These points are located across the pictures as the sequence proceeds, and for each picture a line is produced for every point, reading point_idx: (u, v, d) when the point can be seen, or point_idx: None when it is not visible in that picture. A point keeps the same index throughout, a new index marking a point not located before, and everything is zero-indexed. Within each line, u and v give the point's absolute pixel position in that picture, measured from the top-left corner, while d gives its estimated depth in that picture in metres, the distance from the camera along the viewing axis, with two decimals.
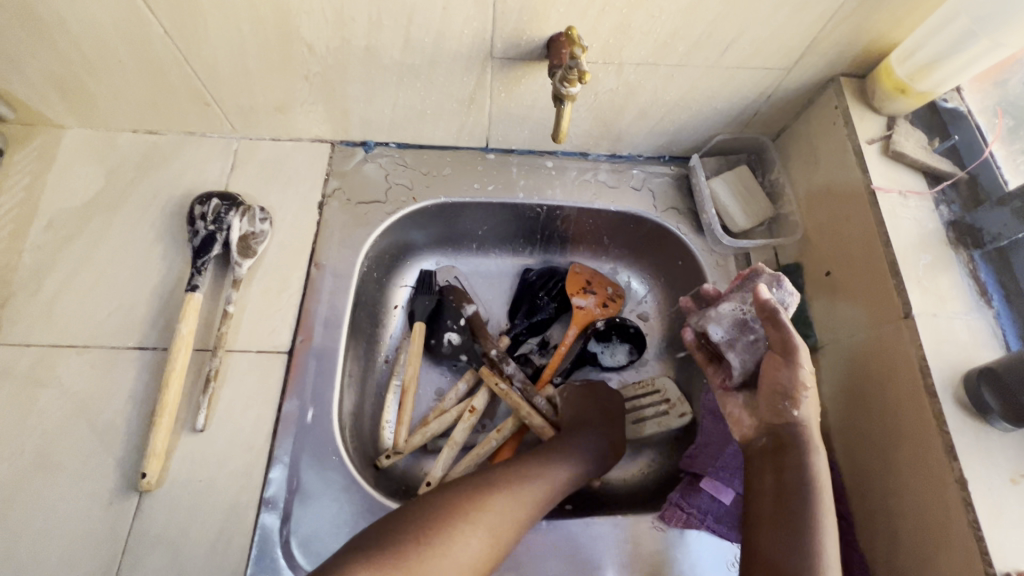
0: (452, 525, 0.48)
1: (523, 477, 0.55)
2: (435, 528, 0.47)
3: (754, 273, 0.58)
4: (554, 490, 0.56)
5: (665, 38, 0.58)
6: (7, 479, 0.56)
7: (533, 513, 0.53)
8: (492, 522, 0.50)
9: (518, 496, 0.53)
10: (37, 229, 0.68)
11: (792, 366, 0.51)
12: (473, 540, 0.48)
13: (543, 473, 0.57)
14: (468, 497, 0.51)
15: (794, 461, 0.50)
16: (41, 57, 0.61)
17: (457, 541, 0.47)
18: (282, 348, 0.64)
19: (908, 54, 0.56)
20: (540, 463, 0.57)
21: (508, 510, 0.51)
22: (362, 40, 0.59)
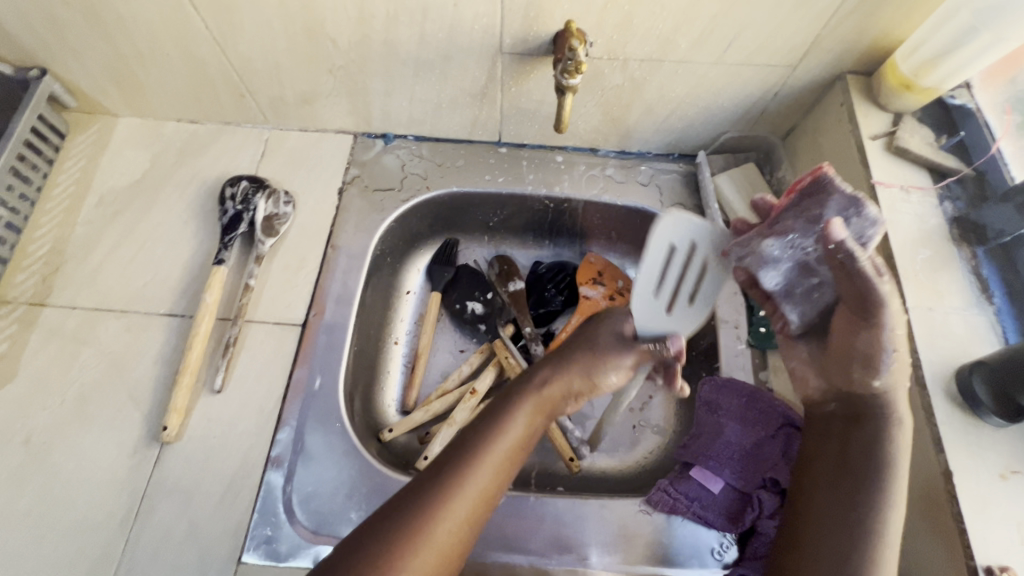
0: (398, 546, 0.40)
1: (477, 454, 0.44)
2: (380, 553, 0.40)
3: (819, 185, 0.48)
4: (527, 441, 0.47)
5: (667, 34, 0.60)
6: (48, 424, 0.62)
7: (501, 480, 0.45)
8: (448, 523, 0.42)
9: (476, 478, 0.43)
10: (89, 205, 0.75)
11: (870, 327, 0.47)
12: (431, 549, 0.41)
13: (503, 433, 0.46)
14: (414, 506, 0.42)
15: (871, 435, 0.47)
16: (101, 50, 0.68)
17: (412, 559, 0.40)
18: (296, 320, 0.68)
19: (913, 50, 0.56)
20: (498, 420, 0.46)
21: (464, 504, 0.42)
22: (382, 35, 0.63)
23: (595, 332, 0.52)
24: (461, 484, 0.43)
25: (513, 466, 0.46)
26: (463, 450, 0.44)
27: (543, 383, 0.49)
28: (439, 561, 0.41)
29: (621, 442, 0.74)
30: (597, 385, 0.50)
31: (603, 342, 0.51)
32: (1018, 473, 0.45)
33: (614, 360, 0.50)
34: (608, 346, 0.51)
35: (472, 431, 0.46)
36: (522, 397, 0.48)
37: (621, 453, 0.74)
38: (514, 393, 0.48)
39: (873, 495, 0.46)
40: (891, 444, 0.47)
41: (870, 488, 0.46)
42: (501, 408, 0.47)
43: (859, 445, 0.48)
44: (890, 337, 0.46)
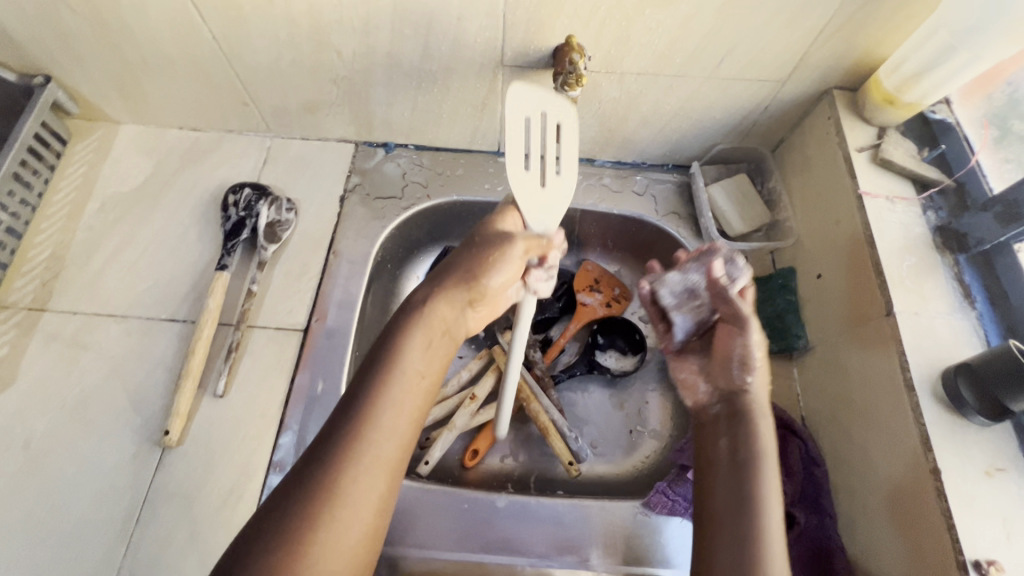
0: (319, 494, 0.41)
1: (375, 392, 0.46)
2: (304, 507, 0.41)
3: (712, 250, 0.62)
4: (423, 370, 0.49)
5: (663, 49, 0.63)
6: (48, 429, 0.62)
7: (409, 409, 0.46)
8: (367, 461, 0.43)
9: (378, 414, 0.45)
10: (91, 211, 0.76)
11: (744, 332, 0.54)
12: (355, 487, 0.42)
13: (394, 369, 0.47)
14: (323, 458, 0.42)
15: (745, 428, 0.50)
16: (106, 59, 0.69)
17: (336, 501, 0.41)
18: (299, 326, 0.69)
19: (895, 68, 0.59)
20: (386, 359, 0.48)
21: (375, 440, 0.44)
22: (386, 46, 0.65)
23: (478, 243, 0.56)
24: (365, 425, 0.44)
25: (419, 394, 0.48)
26: (358, 397, 0.45)
27: (423, 314, 0.51)
28: (371, 496, 0.43)
29: (617, 447, 0.76)
30: (481, 290, 0.55)
31: (477, 255, 0.55)
32: (1002, 470, 0.47)
33: (496, 261, 0.55)
34: (483, 262, 0.55)
35: (362, 379, 0.47)
36: (405, 333, 0.49)
37: (617, 458, 0.76)
38: (396, 332, 0.49)
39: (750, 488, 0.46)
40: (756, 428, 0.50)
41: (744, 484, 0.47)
42: (386, 350, 0.48)
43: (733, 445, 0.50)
44: (756, 341, 0.53)
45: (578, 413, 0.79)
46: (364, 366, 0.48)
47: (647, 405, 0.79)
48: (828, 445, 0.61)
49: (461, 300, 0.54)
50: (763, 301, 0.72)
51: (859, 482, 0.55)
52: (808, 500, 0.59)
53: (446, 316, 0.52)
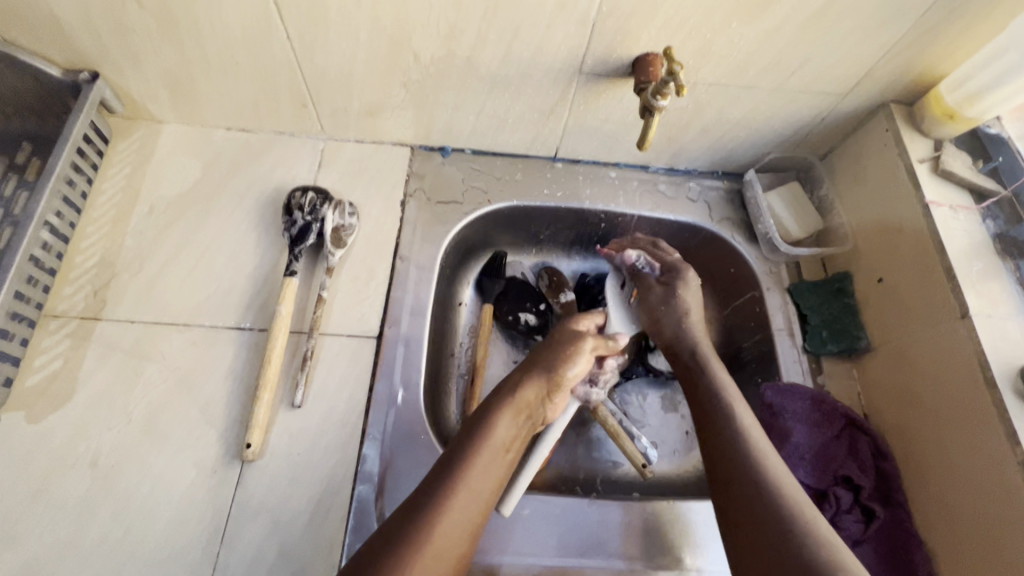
0: (419, 533, 0.45)
1: (471, 453, 0.52)
2: (410, 540, 0.44)
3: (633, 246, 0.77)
4: (507, 446, 0.55)
5: (740, 62, 0.64)
6: (116, 445, 0.59)
7: (497, 474, 0.53)
8: (457, 511, 0.48)
9: (473, 472, 0.50)
10: (139, 214, 0.72)
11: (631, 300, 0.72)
12: (445, 532, 0.46)
13: (488, 437, 0.54)
14: (429, 500, 0.47)
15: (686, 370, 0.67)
16: (164, 56, 0.66)
17: (431, 540, 0.45)
18: (372, 333, 0.68)
19: (958, 84, 0.64)
20: (481, 430, 0.54)
21: (468, 492, 0.49)
22: (466, 51, 0.64)
23: (557, 339, 0.65)
24: (463, 479, 0.50)
25: (504, 464, 0.54)
26: (457, 455, 0.52)
27: (515, 397, 0.58)
28: (453, 543, 0.46)
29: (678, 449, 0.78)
30: (562, 382, 0.62)
31: (563, 353, 0.64)
32: None
33: (575, 355, 0.64)
34: (566, 357, 0.63)
35: (459, 443, 0.53)
36: (498, 413, 0.56)
37: (679, 459, 0.77)
38: (491, 410, 0.57)
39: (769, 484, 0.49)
40: (750, 440, 0.54)
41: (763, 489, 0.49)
42: (483, 423, 0.55)
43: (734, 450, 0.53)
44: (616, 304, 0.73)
45: (635, 415, 0.80)
46: (460, 436, 0.55)
47: None
48: (897, 442, 0.64)
49: (545, 389, 0.61)
50: (820, 302, 0.74)
51: (935, 477, 0.58)
52: (883, 494, 0.62)
53: (531, 402, 0.59)
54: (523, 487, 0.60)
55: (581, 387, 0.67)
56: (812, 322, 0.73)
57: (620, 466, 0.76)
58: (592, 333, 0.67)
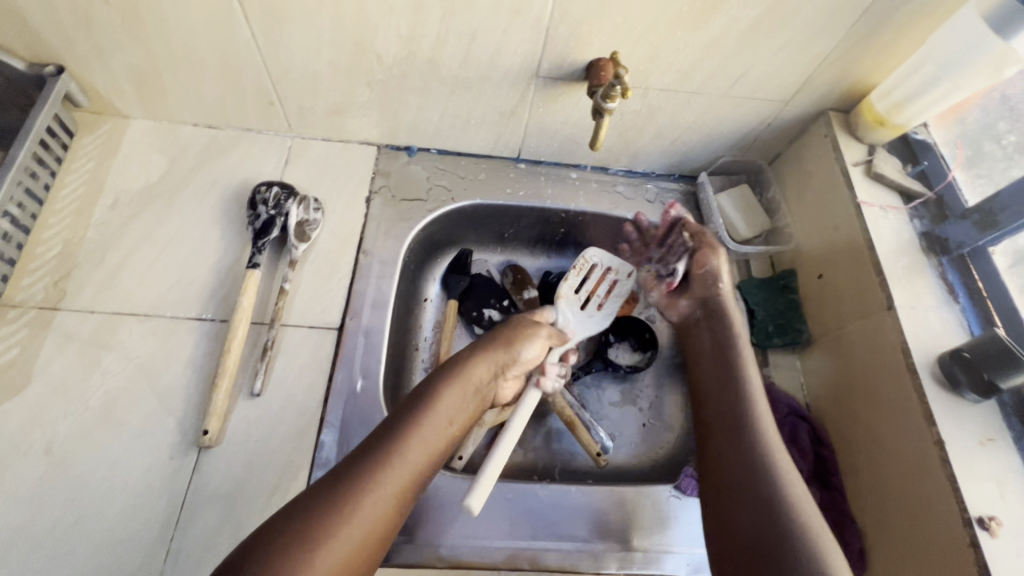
0: (350, 495, 0.48)
1: (411, 421, 0.55)
2: (335, 506, 0.47)
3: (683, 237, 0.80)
4: (452, 417, 0.58)
5: (686, 68, 0.68)
6: (71, 432, 0.59)
7: (437, 443, 0.55)
8: (389, 476, 0.50)
9: (415, 441, 0.53)
10: (103, 207, 0.73)
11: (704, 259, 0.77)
12: (376, 497, 0.49)
13: (432, 410, 0.56)
14: (364, 466, 0.50)
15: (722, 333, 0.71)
16: (130, 52, 0.67)
17: (360, 503, 0.48)
18: (332, 324, 0.69)
19: (886, 93, 0.69)
20: (427, 402, 0.57)
21: (408, 458, 0.52)
22: (427, 53, 0.67)
23: (511, 323, 0.70)
24: (404, 447, 0.52)
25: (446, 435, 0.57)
26: (399, 425, 0.54)
27: (462, 373, 0.61)
28: (383, 510, 0.49)
29: (633, 440, 0.80)
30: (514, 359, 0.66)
31: (513, 336, 0.67)
32: (992, 439, 0.55)
33: (528, 337, 0.68)
34: (514, 341, 0.67)
35: (401, 412, 0.56)
36: (444, 386, 0.59)
37: (634, 449, 0.80)
38: (437, 383, 0.59)
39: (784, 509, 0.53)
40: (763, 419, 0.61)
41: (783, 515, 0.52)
42: (428, 396, 0.57)
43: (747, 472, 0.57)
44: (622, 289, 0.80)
45: (593, 406, 0.82)
46: (404, 403, 0.57)
47: (657, 399, 0.84)
48: (833, 427, 0.67)
49: (495, 368, 0.64)
50: (766, 297, 0.78)
51: (864, 457, 0.62)
52: (821, 478, 0.65)
53: (480, 378, 0.62)
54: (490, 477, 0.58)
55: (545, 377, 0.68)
56: (759, 316, 0.76)
57: (578, 456, 0.78)
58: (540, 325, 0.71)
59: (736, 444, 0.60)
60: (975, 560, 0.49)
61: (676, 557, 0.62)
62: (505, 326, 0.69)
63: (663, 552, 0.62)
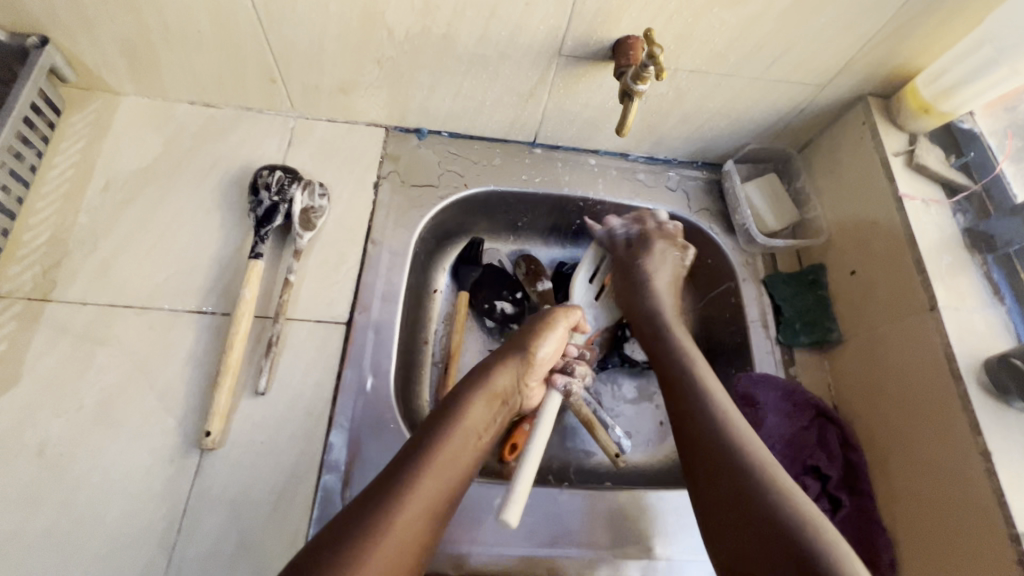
0: (386, 515, 0.45)
1: (443, 434, 0.52)
2: (372, 526, 0.44)
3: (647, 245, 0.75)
4: (481, 430, 0.55)
5: (721, 48, 0.63)
6: (65, 432, 0.56)
7: (466, 459, 0.53)
8: (420, 495, 0.48)
9: (447, 454, 0.51)
10: (95, 190, 0.68)
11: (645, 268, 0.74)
12: (412, 515, 0.46)
13: (461, 423, 0.54)
14: (395, 486, 0.47)
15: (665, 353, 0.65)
16: (119, 22, 0.62)
17: (396, 522, 0.45)
18: (341, 319, 0.65)
19: (935, 77, 0.64)
20: (457, 415, 0.54)
21: (440, 470, 0.50)
22: (443, 28, 0.62)
23: (537, 322, 0.66)
24: (436, 461, 0.50)
25: (475, 447, 0.54)
26: (430, 439, 0.51)
27: (490, 382, 0.58)
28: (418, 528, 0.47)
29: (649, 440, 0.77)
30: (536, 364, 0.62)
31: (536, 339, 0.63)
32: None
33: (550, 338, 0.64)
34: (538, 344, 0.63)
35: (429, 426, 0.53)
36: (472, 397, 0.56)
37: (650, 447, 0.77)
38: (465, 394, 0.57)
39: (761, 480, 0.48)
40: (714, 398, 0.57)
41: (760, 484, 0.48)
42: (457, 408, 0.55)
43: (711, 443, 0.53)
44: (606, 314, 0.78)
45: (609, 404, 0.79)
46: (435, 416, 0.54)
47: None
48: (864, 430, 0.65)
49: (520, 374, 0.61)
50: (794, 293, 0.74)
51: (897, 462, 0.60)
52: (850, 485, 0.63)
53: (506, 387, 0.59)
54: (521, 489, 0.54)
55: (560, 377, 0.65)
56: (785, 313, 0.73)
57: (593, 456, 0.75)
58: (563, 318, 0.67)
59: (690, 416, 0.56)
60: None
61: (700, 564, 0.60)
62: (528, 327, 0.65)
63: (686, 559, 0.60)
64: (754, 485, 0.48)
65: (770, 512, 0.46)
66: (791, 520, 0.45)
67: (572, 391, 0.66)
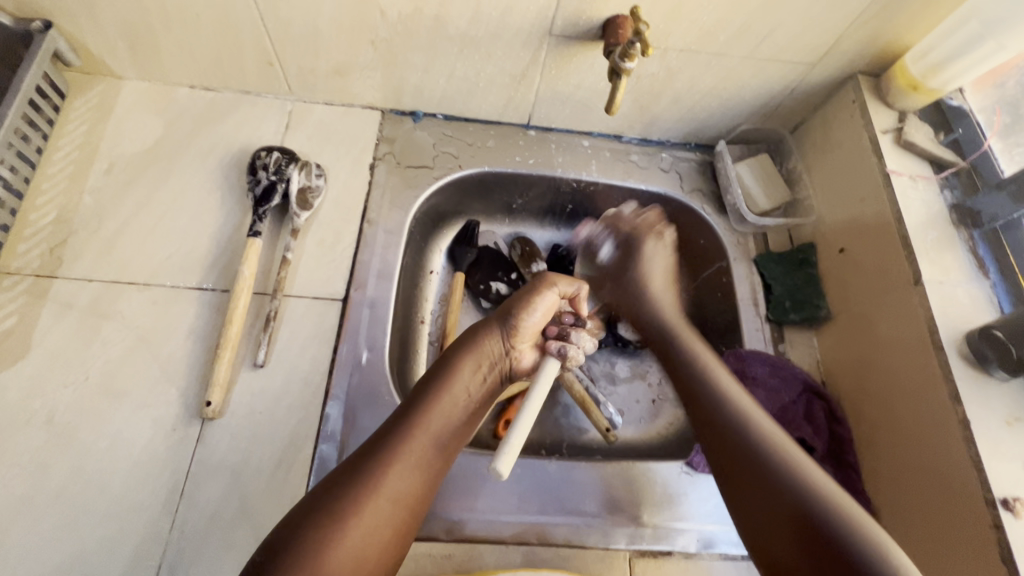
0: (372, 475, 0.47)
1: (428, 398, 0.53)
2: (357, 486, 0.46)
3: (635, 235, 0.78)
4: (468, 393, 0.56)
5: (709, 27, 0.64)
6: (72, 402, 0.58)
7: (450, 425, 0.53)
8: (405, 460, 0.49)
9: (433, 417, 0.52)
10: (98, 171, 0.70)
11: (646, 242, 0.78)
12: (397, 477, 0.48)
13: (444, 392, 0.54)
14: (380, 451, 0.49)
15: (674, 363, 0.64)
16: (120, 6, 0.63)
17: (382, 482, 0.47)
18: (337, 296, 0.67)
19: (923, 54, 0.65)
20: (442, 380, 0.55)
21: (425, 436, 0.51)
22: (434, 9, 0.63)
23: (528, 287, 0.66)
24: (424, 423, 0.52)
25: (461, 414, 0.55)
26: (415, 404, 0.53)
27: (477, 348, 0.59)
28: (407, 487, 0.48)
29: (642, 417, 0.79)
30: (523, 328, 0.62)
31: (520, 303, 0.63)
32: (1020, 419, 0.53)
33: (539, 301, 0.63)
34: (522, 308, 0.62)
35: (416, 393, 0.54)
36: (459, 362, 0.57)
37: (644, 425, 0.78)
38: (452, 359, 0.57)
39: (792, 471, 0.49)
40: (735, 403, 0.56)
41: (791, 480, 0.48)
42: (441, 374, 0.56)
43: (733, 436, 0.53)
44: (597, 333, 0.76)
45: (602, 382, 0.81)
46: (420, 383, 0.56)
47: (667, 376, 0.82)
48: (850, 404, 0.66)
49: (506, 340, 0.61)
50: (784, 272, 0.75)
51: (882, 434, 0.61)
52: (835, 456, 0.64)
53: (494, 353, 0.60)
54: (517, 440, 0.51)
55: (554, 343, 0.62)
56: (775, 291, 0.74)
57: (586, 432, 0.77)
58: (554, 285, 0.66)
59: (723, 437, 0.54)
60: (998, 541, 0.48)
61: (687, 533, 0.61)
62: (516, 293, 0.65)
63: (673, 528, 0.61)
64: (786, 479, 0.48)
65: (803, 506, 0.46)
66: (830, 515, 0.45)
67: (570, 355, 0.61)
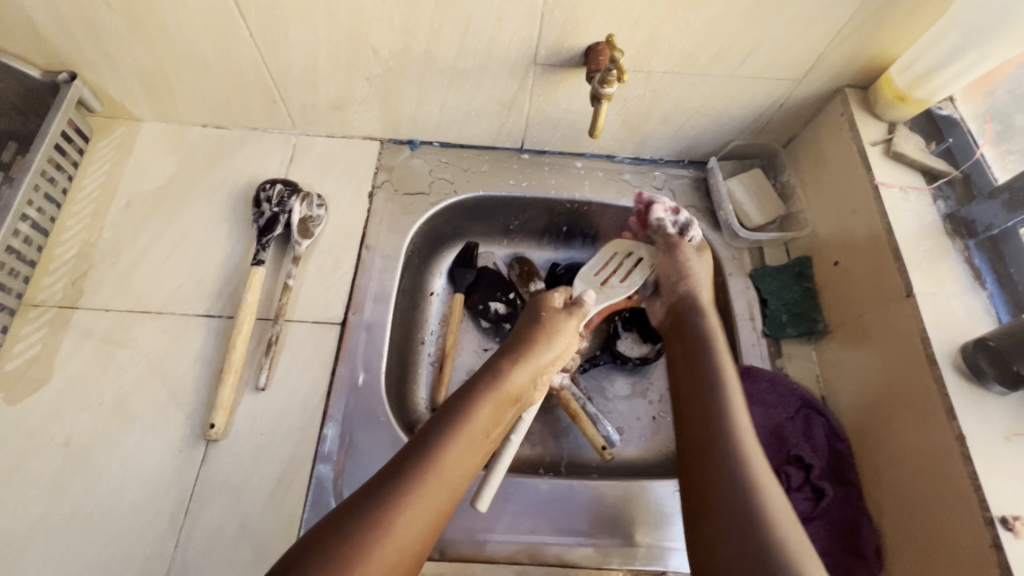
0: (384, 514, 0.47)
1: (447, 437, 0.53)
2: (370, 527, 0.46)
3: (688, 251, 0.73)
4: (488, 429, 0.57)
5: (689, 49, 0.65)
6: (87, 427, 0.61)
7: (467, 464, 0.53)
8: (422, 502, 0.49)
9: (452, 454, 0.52)
10: (117, 208, 0.75)
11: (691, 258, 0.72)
12: (409, 522, 0.48)
13: (465, 426, 0.55)
14: (396, 488, 0.49)
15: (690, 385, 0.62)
16: (135, 56, 0.69)
17: (394, 528, 0.47)
18: (336, 320, 0.70)
19: (907, 65, 0.64)
20: (462, 420, 0.55)
21: (441, 477, 0.51)
22: (422, 45, 0.67)
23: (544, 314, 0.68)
24: (442, 461, 0.52)
25: (480, 450, 0.55)
26: (434, 440, 0.53)
27: (500, 382, 0.59)
28: (415, 533, 0.48)
29: (641, 434, 0.79)
30: (546, 358, 0.64)
31: (542, 332, 0.65)
32: (1019, 434, 0.52)
33: (559, 330, 0.66)
34: (547, 337, 0.65)
35: (437, 424, 0.55)
36: (480, 398, 0.57)
37: (642, 442, 0.78)
38: (477, 392, 0.58)
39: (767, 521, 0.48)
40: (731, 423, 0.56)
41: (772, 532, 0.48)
42: (463, 408, 0.56)
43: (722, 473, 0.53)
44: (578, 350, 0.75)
45: (600, 401, 0.81)
46: (437, 418, 0.55)
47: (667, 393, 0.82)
48: (850, 419, 0.64)
49: (531, 371, 0.62)
50: (780, 286, 0.74)
51: (883, 452, 0.59)
52: (834, 474, 0.63)
53: (519, 388, 0.60)
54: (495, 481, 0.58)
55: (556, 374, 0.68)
56: (771, 305, 0.73)
57: (585, 450, 0.77)
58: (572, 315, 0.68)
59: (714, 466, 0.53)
60: (998, 562, 0.46)
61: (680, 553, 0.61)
62: (533, 318, 0.67)
63: (665, 548, 0.61)
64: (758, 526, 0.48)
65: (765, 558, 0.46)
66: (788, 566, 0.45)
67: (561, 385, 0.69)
